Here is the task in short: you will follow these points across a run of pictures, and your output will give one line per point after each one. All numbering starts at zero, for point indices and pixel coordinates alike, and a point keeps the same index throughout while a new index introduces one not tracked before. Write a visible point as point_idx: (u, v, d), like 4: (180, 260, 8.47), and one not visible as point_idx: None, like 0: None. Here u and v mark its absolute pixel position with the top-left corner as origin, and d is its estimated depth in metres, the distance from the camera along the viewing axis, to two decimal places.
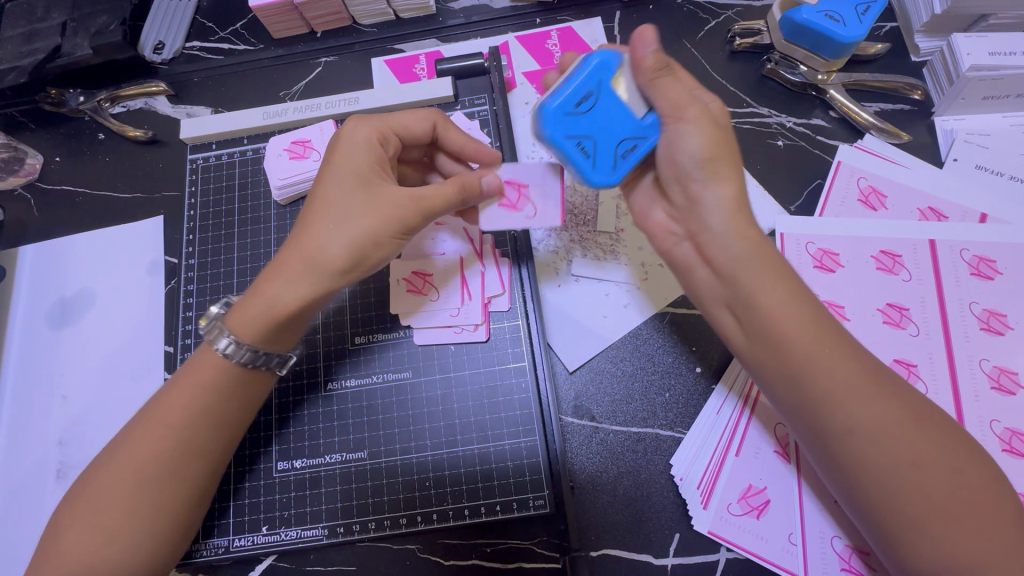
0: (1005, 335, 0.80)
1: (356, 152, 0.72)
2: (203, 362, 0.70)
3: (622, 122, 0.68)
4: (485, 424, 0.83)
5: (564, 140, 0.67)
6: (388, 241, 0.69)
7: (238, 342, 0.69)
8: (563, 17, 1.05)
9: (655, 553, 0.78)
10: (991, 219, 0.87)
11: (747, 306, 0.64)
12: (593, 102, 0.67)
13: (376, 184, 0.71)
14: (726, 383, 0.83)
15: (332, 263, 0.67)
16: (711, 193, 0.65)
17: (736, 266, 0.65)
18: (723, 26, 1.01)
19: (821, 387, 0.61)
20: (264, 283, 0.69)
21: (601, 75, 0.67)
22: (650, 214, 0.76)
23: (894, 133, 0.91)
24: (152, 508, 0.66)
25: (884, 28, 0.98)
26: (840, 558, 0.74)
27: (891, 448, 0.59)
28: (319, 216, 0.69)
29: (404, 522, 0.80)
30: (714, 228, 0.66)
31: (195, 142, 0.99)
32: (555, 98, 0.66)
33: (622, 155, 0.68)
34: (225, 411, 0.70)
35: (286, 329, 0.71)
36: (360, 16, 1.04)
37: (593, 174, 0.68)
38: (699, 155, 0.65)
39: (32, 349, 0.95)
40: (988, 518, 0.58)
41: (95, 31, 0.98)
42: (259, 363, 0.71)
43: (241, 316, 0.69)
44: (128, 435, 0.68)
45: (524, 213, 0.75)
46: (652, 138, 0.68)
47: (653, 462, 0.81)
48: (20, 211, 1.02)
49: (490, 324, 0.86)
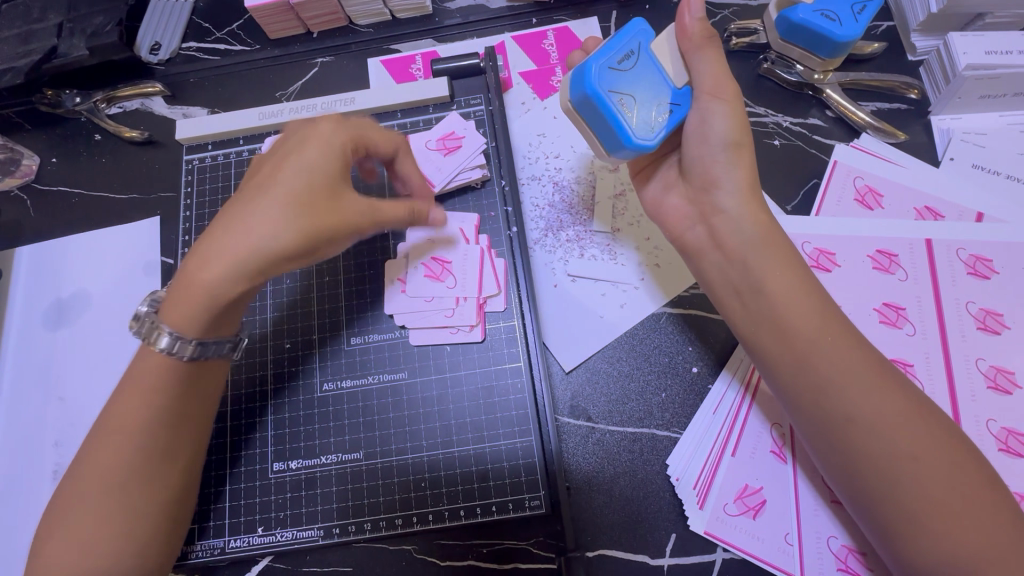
0: (1002, 334, 0.80)
1: (320, 147, 0.70)
2: (146, 364, 0.68)
3: (658, 85, 0.71)
4: (481, 424, 0.83)
5: (608, 93, 0.68)
6: (338, 242, 0.69)
7: (181, 338, 0.67)
8: (560, 17, 1.05)
9: (652, 553, 0.78)
10: (988, 218, 0.87)
11: (756, 293, 0.69)
12: (634, 62, 0.70)
13: (337, 182, 0.69)
14: (730, 368, 0.83)
15: (279, 256, 0.65)
16: (730, 177, 0.71)
17: (746, 252, 0.70)
18: (720, 25, 1.01)
19: (824, 375, 0.63)
20: (199, 269, 0.65)
21: (641, 39, 0.71)
22: (660, 201, 0.81)
23: (891, 133, 0.91)
24: (130, 514, 0.66)
25: (881, 27, 0.97)
26: (836, 558, 0.75)
27: (891, 438, 0.60)
28: (270, 204, 0.66)
29: (400, 522, 0.80)
30: (730, 210, 0.71)
31: (191, 143, 0.99)
32: (599, 54, 0.68)
33: (660, 115, 0.69)
34: (181, 412, 0.69)
35: (224, 317, 0.68)
36: (356, 16, 1.04)
37: (633, 128, 0.68)
38: (728, 137, 0.70)
39: (29, 350, 0.95)
40: (989, 517, 0.57)
41: (91, 32, 0.98)
42: (205, 355, 0.68)
43: (181, 307, 0.66)
44: (88, 447, 0.67)
45: (445, 284, 0.86)
46: (685, 106, 0.71)
47: (649, 463, 0.81)
48: (17, 212, 1.02)
49: (485, 324, 0.86)
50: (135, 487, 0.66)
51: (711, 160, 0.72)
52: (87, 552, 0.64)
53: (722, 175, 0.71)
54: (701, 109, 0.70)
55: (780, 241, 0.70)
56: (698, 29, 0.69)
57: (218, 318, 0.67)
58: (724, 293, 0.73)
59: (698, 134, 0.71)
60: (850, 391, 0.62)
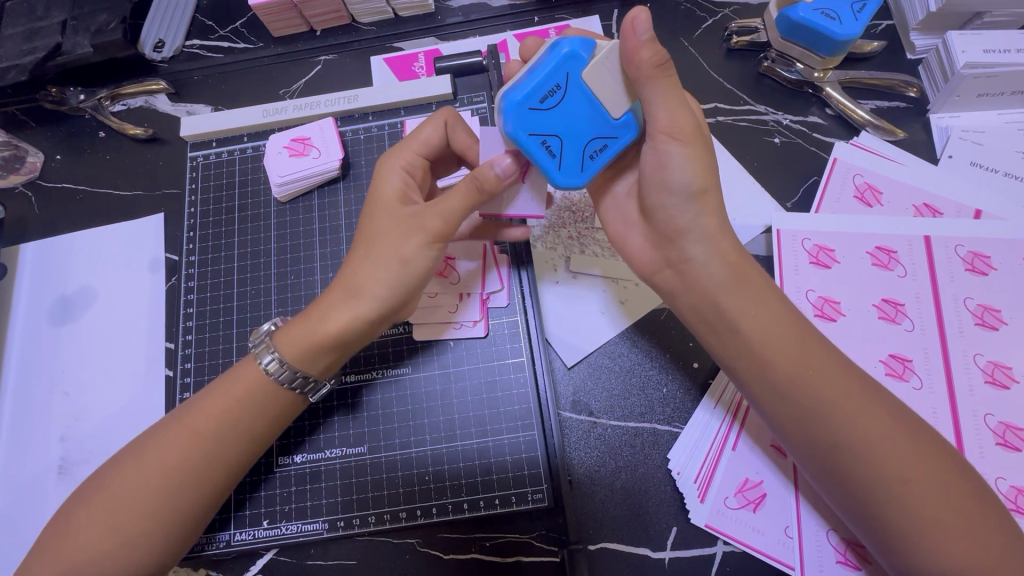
0: (999, 330, 0.81)
1: (377, 182, 0.75)
2: (243, 375, 0.73)
3: (592, 120, 0.62)
4: (484, 419, 0.83)
5: (528, 137, 0.62)
6: (416, 259, 0.70)
7: (279, 360, 0.72)
8: (560, 15, 1.05)
9: (654, 546, 0.79)
10: (985, 215, 0.88)
11: (730, 329, 0.68)
12: (561, 96, 0.61)
13: (401, 208, 0.72)
14: (714, 395, 0.83)
15: (367, 290, 0.70)
16: (698, 224, 0.68)
17: (717, 293, 0.69)
18: (720, 24, 1.02)
19: (807, 404, 0.64)
20: (311, 310, 0.73)
21: (571, 66, 0.60)
22: (625, 237, 0.77)
23: (889, 130, 0.92)
24: (166, 513, 0.68)
25: (880, 26, 0.98)
26: (835, 550, 0.75)
27: (878, 460, 0.61)
28: (357, 248, 0.73)
29: (404, 516, 0.80)
30: (698, 258, 0.69)
31: (195, 140, 0.99)
32: (517, 93, 0.60)
33: (590, 156, 0.64)
34: (251, 433, 0.72)
35: (331, 354, 0.72)
36: (359, 15, 1.05)
37: (558, 174, 0.64)
38: (692, 183, 0.65)
39: (33, 347, 0.96)
40: (980, 524, 0.59)
41: (95, 30, 0.99)
42: (291, 385, 0.73)
43: (286, 334, 0.72)
44: (154, 436, 0.71)
45: (450, 279, 0.87)
46: (624, 139, 0.64)
47: (650, 457, 0.82)
48: (21, 209, 1.02)
49: (488, 320, 0.87)
50: (186, 491, 0.69)
51: (675, 207, 0.68)
52: (120, 534, 0.67)
53: (688, 224, 0.68)
54: (658, 150, 0.64)
55: (751, 277, 0.69)
56: (647, 55, 0.57)
57: (326, 352, 0.72)
58: (699, 327, 0.72)
59: (658, 178, 0.66)
60: (834, 416, 0.62)
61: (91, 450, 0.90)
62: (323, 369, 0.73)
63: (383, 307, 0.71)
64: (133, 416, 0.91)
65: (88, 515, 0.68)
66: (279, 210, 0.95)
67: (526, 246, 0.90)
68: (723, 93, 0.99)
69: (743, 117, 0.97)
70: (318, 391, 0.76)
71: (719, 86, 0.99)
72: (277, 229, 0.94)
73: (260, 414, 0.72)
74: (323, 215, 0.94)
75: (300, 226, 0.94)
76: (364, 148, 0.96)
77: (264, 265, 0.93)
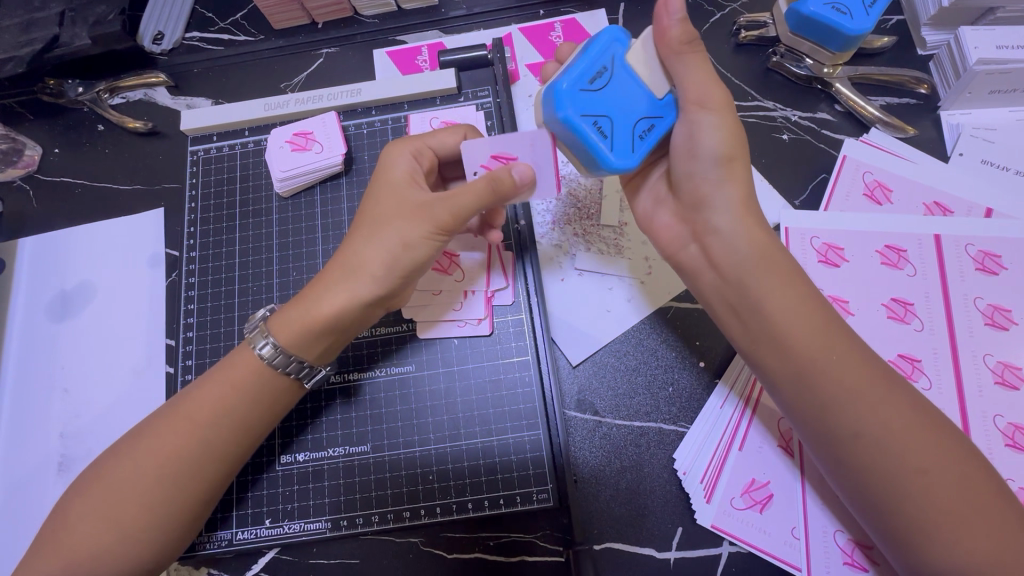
0: (1009, 330, 0.80)
1: (387, 169, 0.74)
2: (239, 361, 0.72)
3: (639, 101, 0.65)
4: (488, 418, 0.83)
5: (581, 118, 0.62)
6: (421, 242, 0.69)
7: (274, 345, 0.71)
8: (567, 8, 1.04)
9: (658, 546, 0.78)
10: (997, 214, 0.86)
11: (755, 314, 0.67)
12: (608, 79, 0.63)
13: (410, 194, 0.71)
14: (726, 383, 0.83)
15: (366, 269, 0.69)
16: (723, 194, 0.67)
17: (742, 273, 0.68)
18: (728, 19, 1.00)
19: (830, 393, 0.62)
20: (314, 294, 0.71)
21: (614, 52, 0.64)
22: (651, 215, 0.77)
23: (900, 128, 0.91)
24: (163, 508, 0.67)
25: (891, 21, 0.97)
26: (843, 552, 0.74)
27: (897, 451, 0.60)
28: (357, 231, 0.72)
29: (408, 515, 0.79)
30: (726, 228, 0.68)
31: (195, 134, 0.97)
32: (571, 72, 0.62)
33: (640, 136, 0.65)
34: (245, 424, 0.71)
35: (331, 336, 0.72)
36: (361, 7, 1.03)
37: (611, 154, 0.63)
38: (720, 150, 0.65)
39: (32, 342, 0.95)
40: (998, 522, 0.58)
41: (93, 21, 0.96)
42: (288, 370, 0.72)
43: (285, 318, 0.71)
44: (147, 427, 0.70)
45: (454, 277, 0.86)
46: (669, 119, 0.66)
47: (655, 456, 0.81)
48: (20, 203, 1.01)
49: (493, 318, 0.86)
50: (184, 483, 0.68)
51: (702, 177, 0.68)
52: (118, 532, 0.66)
53: (713, 194, 0.68)
54: (689, 121, 0.66)
55: (778, 258, 0.67)
56: (677, 32, 0.61)
57: (324, 336, 0.72)
58: (720, 308, 0.71)
59: (686, 148, 0.67)
60: (856, 406, 0.61)
61: (91, 448, 0.89)
62: (319, 354, 0.74)
63: (383, 289, 0.70)
64: (133, 413, 0.90)
65: (85, 510, 0.67)
66: (280, 206, 0.94)
67: (531, 243, 0.88)
68: (731, 88, 0.97)
69: (751, 113, 0.96)
70: (313, 377, 0.75)
71: (726, 82, 0.97)
72: (278, 224, 0.93)
73: (253, 403, 0.71)
74: (325, 211, 0.93)
75: (302, 221, 0.93)
76: (367, 143, 0.95)
77: (265, 261, 0.92)
